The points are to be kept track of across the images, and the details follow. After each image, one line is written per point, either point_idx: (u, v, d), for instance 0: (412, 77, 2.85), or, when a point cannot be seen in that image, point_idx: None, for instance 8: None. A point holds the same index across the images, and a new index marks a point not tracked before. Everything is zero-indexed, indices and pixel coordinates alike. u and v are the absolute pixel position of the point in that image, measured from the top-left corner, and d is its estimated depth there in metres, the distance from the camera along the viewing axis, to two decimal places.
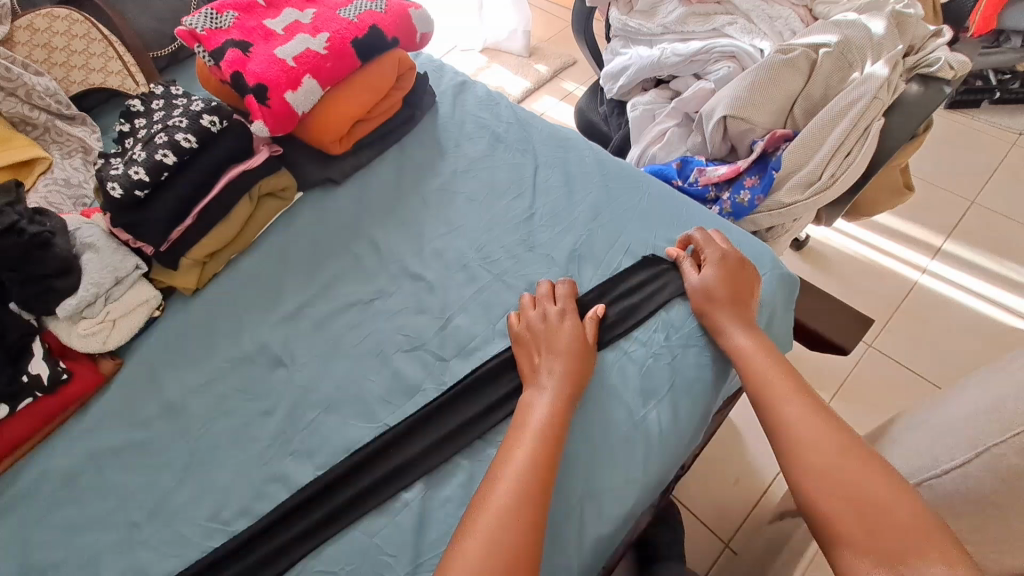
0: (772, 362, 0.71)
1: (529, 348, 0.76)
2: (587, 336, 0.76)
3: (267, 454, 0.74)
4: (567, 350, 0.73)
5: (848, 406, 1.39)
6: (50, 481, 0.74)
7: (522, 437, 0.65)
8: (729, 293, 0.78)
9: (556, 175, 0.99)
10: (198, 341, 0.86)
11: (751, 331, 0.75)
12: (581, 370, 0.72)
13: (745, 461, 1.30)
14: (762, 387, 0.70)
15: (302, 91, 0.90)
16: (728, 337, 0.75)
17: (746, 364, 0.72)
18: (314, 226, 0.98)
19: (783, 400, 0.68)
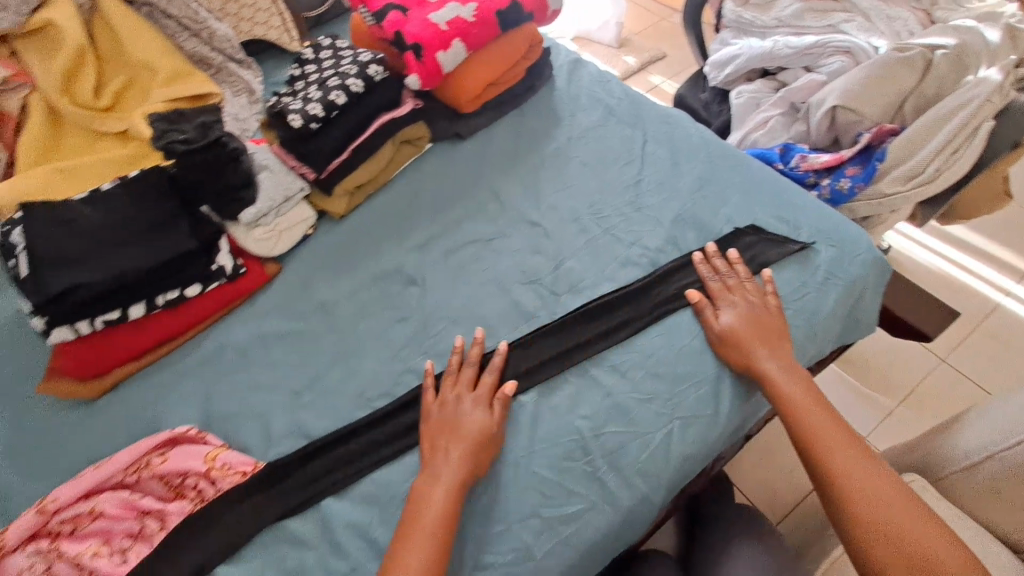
0: (821, 403, 0.75)
1: (436, 426, 0.76)
2: (493, 421, 0.76)
3: (404, 352, 0.88)
4: (472, 441, 0.73)
5: (911, 414, 1.42)
6: (228, 352, 0.91)
7: (420, 532, 0.66)
8: (751, 334, 0.81)
9: (663, 148, 1.08)
10: (343, 257, 1.00)
11: (791, 373, 0.78)
12: (481, 458, 0.73)
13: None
14: (808, 428, 0.73)
15: (450, 52, 1.03)
16: (771, 379, 0.78)
17: (793, 406, 0.75)
18: (443, 172, 1.10)
19: (834, 441, 0.71)
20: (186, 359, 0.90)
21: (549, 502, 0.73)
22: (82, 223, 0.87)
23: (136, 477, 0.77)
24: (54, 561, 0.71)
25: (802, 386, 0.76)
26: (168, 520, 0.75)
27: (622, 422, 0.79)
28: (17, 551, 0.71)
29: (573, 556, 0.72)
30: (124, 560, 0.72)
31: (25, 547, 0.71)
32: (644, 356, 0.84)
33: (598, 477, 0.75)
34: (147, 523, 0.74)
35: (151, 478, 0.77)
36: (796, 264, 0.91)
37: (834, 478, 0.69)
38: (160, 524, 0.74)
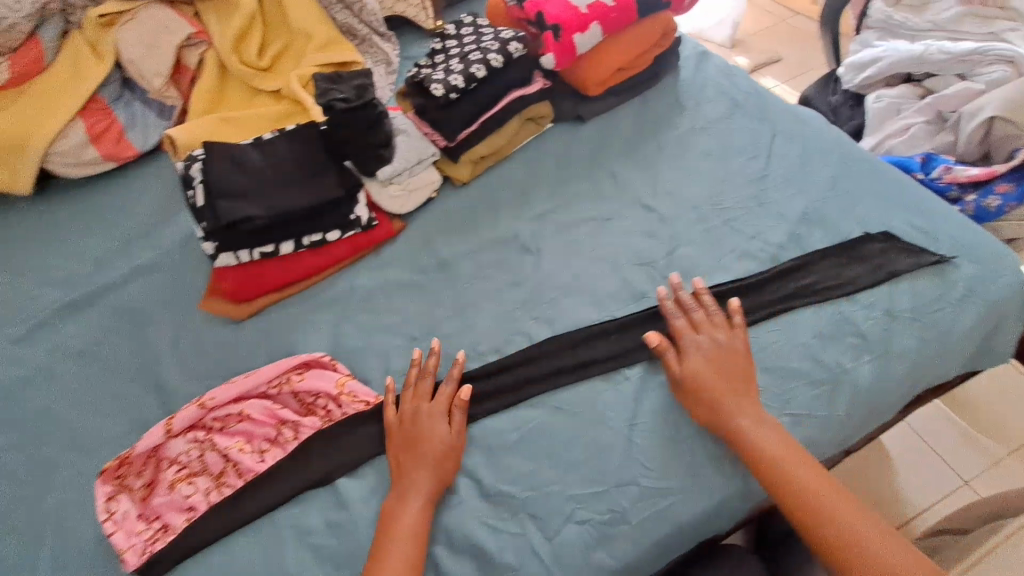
0: (802, 460, 0.72)
1: (400, 437, 0.80)
2: (450, 436, 0.79)
3: (516, 314, 0.93)
4: (431, 453, 0.77)
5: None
6: (357, 294, 1.00)
7: (390, 544, 0.70)
8: (728, 379, 0.78)
9: (792, 146, 1.06)
10: (464, 221, 1.07)
11: (770, 426, 0.75)
12: (444, 470, 0.77)
13: (889, 484, 1.28)
14: (801, 493, 0.70)
15: (588, 34, 1.06)
16: (752, 433, 0.74)
17: (783, 467, 0.71)
18: (563, 151, 1.14)
19: (832, 506, 0.69)
20: (320, 296, 1.00)
21: (649, 473, 0.76)
22: (251, 162, 0.99)
23: (277, 390, 0.88)
24: (209, 448, 0.83)
25: (782, 443, 0.73)
26: (301, 431, 0.84)
27: None
28: (182, 436, 0.84)
29: (667, 528, 0.74)
30: (264, 458, 0.82)
31: (189, 433, 0.84)
32: (757, 348, 0.84)
33: (700, 458, 0.77)
34: (284, 430, 0.84)
35: (289, 393, 0.87)
36: (931, 275, 0.88)
37: (832, 541, 0.67)
38: (294, 433, 0.84)
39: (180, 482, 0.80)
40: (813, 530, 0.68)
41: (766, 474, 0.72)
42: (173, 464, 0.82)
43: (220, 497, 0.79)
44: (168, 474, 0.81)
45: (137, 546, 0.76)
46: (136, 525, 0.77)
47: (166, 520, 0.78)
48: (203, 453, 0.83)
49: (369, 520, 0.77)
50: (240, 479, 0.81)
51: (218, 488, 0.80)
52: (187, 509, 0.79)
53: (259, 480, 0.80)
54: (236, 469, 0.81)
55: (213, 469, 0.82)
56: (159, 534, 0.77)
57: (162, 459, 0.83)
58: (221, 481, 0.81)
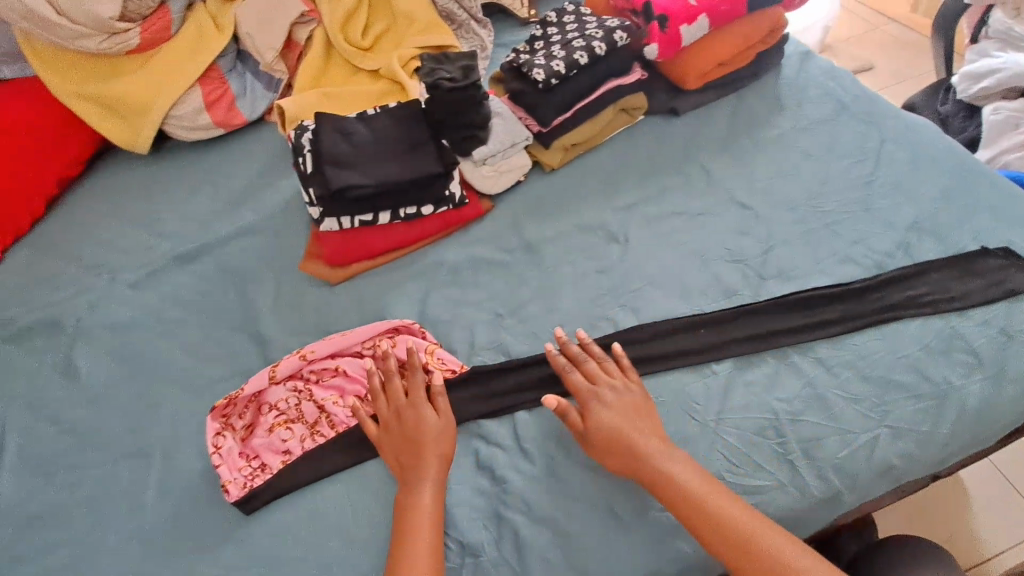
0: (713, 489, 0.70)
1: (391, 437, 0.80)
2: (432, 430, 0.79)
3: (602, 300, 0.94)
4: (428, 442, 0.78)
5: None
6: (444, 268, 1.03)
7: (412, 540, 0.70)
8: (637, 411, 0.77)
9: (902, 152, 1.01)
10: (552, 206, 1.08)
11: (683, 462, 0.72)
12: (437, 462, 0.77)
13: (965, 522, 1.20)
14: (731, 525, 0.67)
15: (694, 26, 1.07)
16: (668, 474, 0.71)
17: (694, 501, 0.69)
18: (654, 144, 1.13)
19: (750, 534, 0.66)
20: (409, 267, 1.04)
21: (735, 470, 0.75)
22: (359, 135, 1.04)
23: (370, 350, 0.93)
24: (306, 398, 0.90)
25: (699, 478, 0.71)
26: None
27: (821, 414, 0.77)
28: (282, 383, 0.91)
29: None
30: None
31: (288, 382, 0.91)
32: (857, 356, 0.81)
33: (790, 460, 0.75)
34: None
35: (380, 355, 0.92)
36: None
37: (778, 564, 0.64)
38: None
39: (278, 427, 0.88)
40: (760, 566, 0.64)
41: (692, 516, 0.68)
42: (273, 409, 0.90)
43: (313, 445, 0.87)
44: (268, 418, 0.89)
45: (240, 479, 0.85)
46: (238, 461, 0.86)
47: (264, 460, 0.86)
48: (300, 402, 0.90)
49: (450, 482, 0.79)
50: (332, 430, 0.88)
51: (311, 436, 0.87)
52: (284, 452, 0.87)
53: (350, 433, 0.87)
54: (328, 421, 0.88)
55: (308, 418, 0.89)
56: (258, 471, 0.85)
57: (263, 403, 0.91)
58: (314, 430, 0.88)
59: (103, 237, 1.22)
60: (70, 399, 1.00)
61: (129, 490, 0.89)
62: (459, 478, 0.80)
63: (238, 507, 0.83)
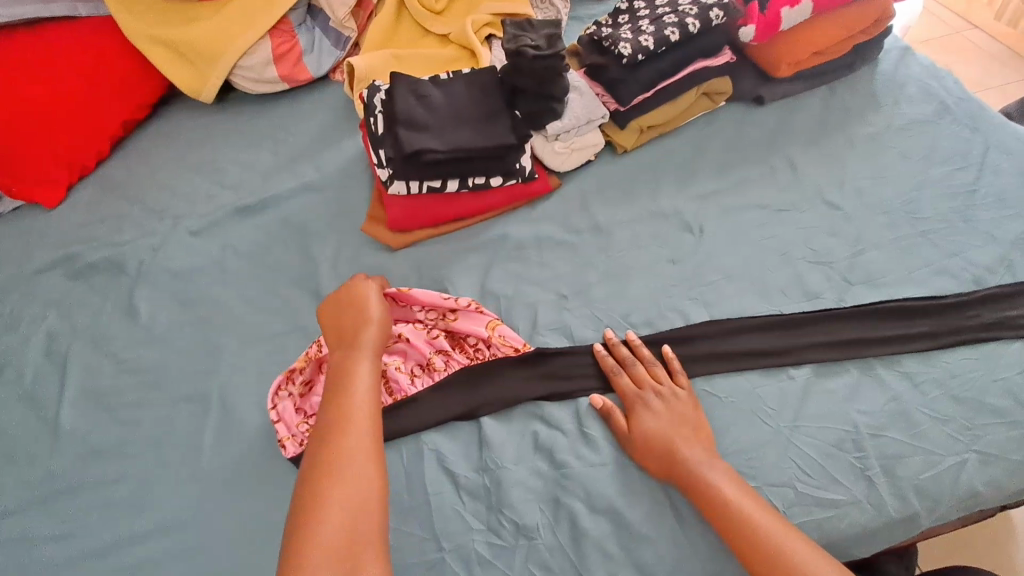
0: (748, 499, 0.68)
1: (334, 313, 0.85)
2: (368, 313, 0.82)
3: (672, 290, 0.90)
4: (364, 324, 0.81)
5: None
6: (508, 243, 1.00)
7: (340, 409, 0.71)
8: (684, 417, 0.75)
9: (1010, 163, 0.94)
10: (623, 189, 1.04)
11: (723, 468, 0.70)
12: (371, 339, 0.79)
13: (1011, 558, 1.13)
14: (763, 536, 0.64)
15: (796, 9, 1.02)
16: (712, 481, 0.69)
17: (730, 508, 0.67)
18: (735, 133, 1.08)
19: (779, 544, 0.63)
20: (472, 239, 1.02)
21: (808, 480, 0.71)
22: (433, 99, 1.01)
23: (428, 317, 0.90)
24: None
25: (739, 488, 0.68)
26: (449, 364, 0.87)
27: (906, 430, 0.73)
28: None
29: (822, 540, 0.70)
30: (413, 382, 0.86)
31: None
32: (948, 374, 0.76)
33: (868, 476, 0.71)
34: (435, 361, 0.86)
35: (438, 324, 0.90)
36: None
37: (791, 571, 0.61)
38: (443, 365, 0.86)
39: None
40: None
41: (724, 522, 0.66)
42: None
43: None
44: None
45: (297, 436, 0.85)
46: (296, 418, 0.87)
47: None
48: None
49: (507, 459, 0.78)
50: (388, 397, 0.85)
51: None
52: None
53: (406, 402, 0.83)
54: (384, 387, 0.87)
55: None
56: None
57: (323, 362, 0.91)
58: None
59: (166, 182, 1.22)
60: (130, 339, 1.01)
61: (185, 434, 0.90)
62: (516, 457, 0.78)
63: (294, 463, 0.84)
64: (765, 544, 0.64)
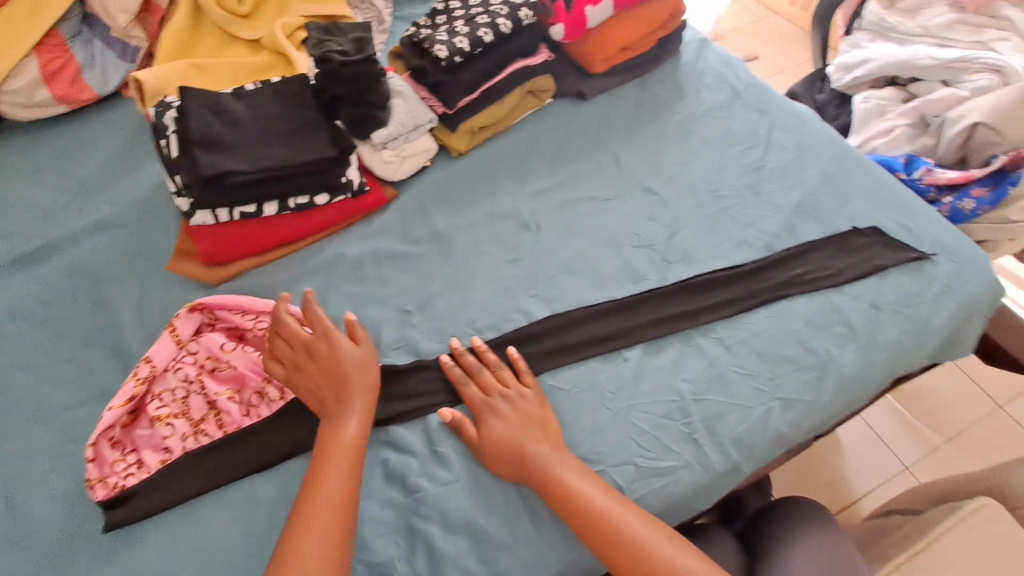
0: (604, 492, 0.70)
1: (305, 366, 0.77)
2: (347, 353, 0.77)
3: (514, 290, 0.91)
4: (348, 372, 0.76)
5: (959, 454, 1.38)
6: (343, 262, 0.94)
7: (325, 470, 0.68)
8: (535, 418, 0.76)
9: (789, 139, 1.08)
10: (459, 192, 1.03)
11: (572, 462, 0.72)
12: (361, 388, 0.75)
13: (841, 471, 1.36)
14: (609, 521, 0.67)
15: (599, 7, 1.06)
16: (564, 475, 0.70)
17: (583, 503, 0.68)
18: (563, 127, 1.11)
19: (630, 532, 0.67)
20: (303, 263, 0.94)
21: (645, 454, 0.76)
22: (236, 115, 0.91)
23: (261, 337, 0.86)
24: (196, 390, 0.81)
25: (591, 483, 0.70)
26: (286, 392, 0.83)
27: (723, 392, 0.81)
28: (172, 372, 0.82)
29: (661, 508, 0.75)
30: (248, 414, 0.81)
31: (179, 369, 0.82)
32: (752, 334, 0.85)
33: (695, 439, 0.78)
34: (269, 390, 0.83)
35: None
36: (913, 272, 0.91)
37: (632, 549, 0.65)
38: (279, 394, 0.83)
39: (160, 422, 0.79)
40: (622, 555, 0.65)
41: (574, 514, 0.68)
42: (155, 399, 0.80)
43: (196, 445, 0.79)
44: (151, 408, 0.80)
45: (110, 477, 0.76)
46: (112, 455, 0.77)
47: (141, 457, 0.78)
48: (188, 395, 0.81)
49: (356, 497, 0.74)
50: (219, 430, 0.80)
51: (195, 434, 0.80)
52: (163, 451, 0.78)
53: (240, 435, 0.80)
54: (216, 419, 0.81)
55: (194, 413, 0.81)
56: (132, 469, 0.76)
57: (149, 391, 0.81)
58: (199, 428, 0.80)
59: None
60: None
61: None
62: (365, 493, 0.74)
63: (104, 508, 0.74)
64: (614, 537, 0.66)
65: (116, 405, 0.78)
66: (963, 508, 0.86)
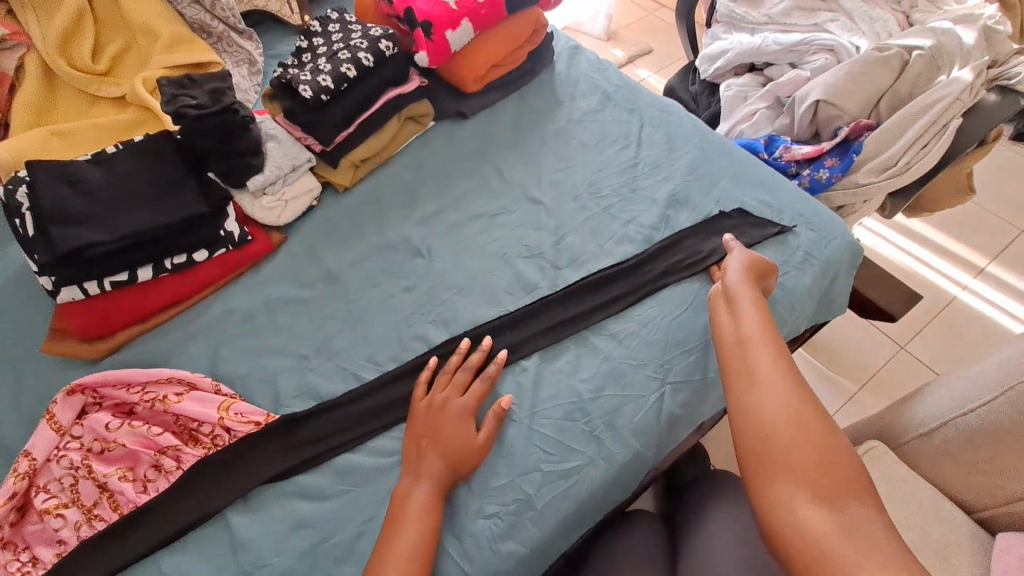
0: (768, 335, 0.74)
1: (429, 430, 0.78)
2: (474, 438, 0.77)
3: (411, 318, 0.92)
4: (455, 451, 0.75)
5: (870, 398, 1.49)
6: (234, 316, 0.91)
7: (398, 534, 0.68)
8: (748, 269, 0.87)
9: (658, 133, 1.14)
10: (348, 227, 1.02)
11: (752, 292, 0.81)
12: (459, 468, 0.75)
13: None
14: (753, 361, 0.71)
15: (459, 30, 1.08)
16: (738, 292, 0.82)
17: (735, 321, 0.78)
18: (447, 149, 1.13)
19: (764, 359, 0.71)
20: (191, 323, 0.91)
21: (550, 458, 0.79)
22: (93, 182, 0.88)
23: (150, 408, 0.80)
24: (84, 475, 0.76)
25: (754, 310, 0.77)
26: (183, 460, 0.78)
27: (617, 385, 0.85)
28: (58, 460, 0.77)
29: (572, 506, 0.77)
30: (144, 490, 0.76)
31: (63, 456, 0.77)
32: (640, 325, 0.90)
33: (596, 437, 0.81)
34: (164, 460, 0.77)
35: (165, 413, 0.80)
36: (777, 244, 0.98)
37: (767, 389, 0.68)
38: (175, 463, 0.77)
39: (48, 515, 0.74)
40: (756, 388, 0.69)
41: (734, 335, 0.76)
42: (42, 491, 0.75)
43: (92, 531, 0.74)
44: (37, 502, 0.74)
45: None
46: (3, 555, 0.72)
47: (36, 553, 0.73)
48: (77, 482, 0.76)
49: (267, 553, 0.72)
50: (114, 512, 0.75)
51: (89, 520, 0.74)
52: (58, 543, 0.73)
53: (135, 515, 0.74)
54: (110, 501, 0.76)
55: (86, 500, 0.76)
56: (29, 566, 0.72)
57: (34, 484, 0.76)
58: (92, 514, 0.75)
59: None
60: None
61: None
62: (275, 548, 0.73)
63: None
64: (743, 355, 0.73)
65: None
66: None
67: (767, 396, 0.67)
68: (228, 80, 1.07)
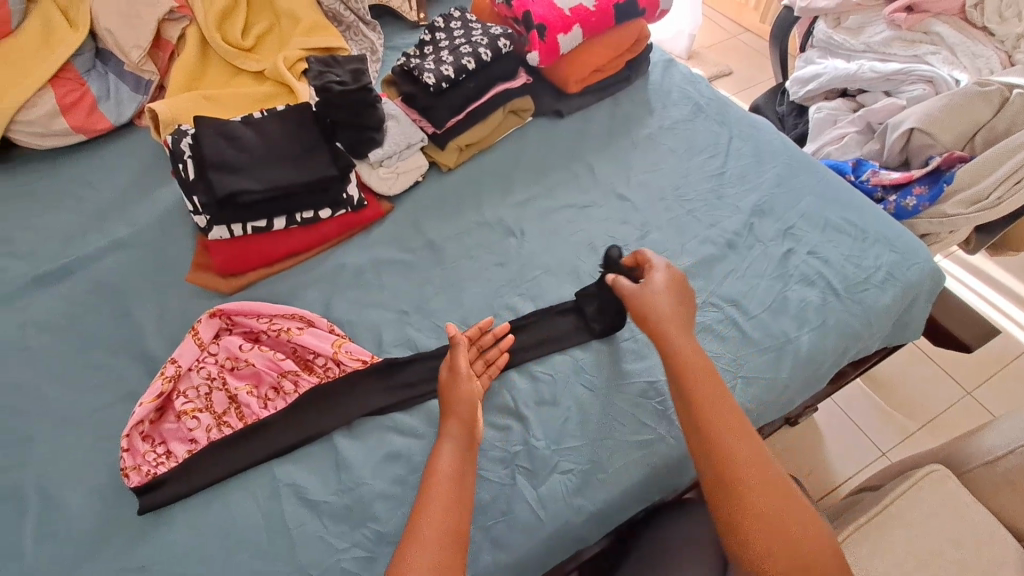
0: (726, 418, 0.75)
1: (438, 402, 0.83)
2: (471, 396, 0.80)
3: (503, 290, 1.01)
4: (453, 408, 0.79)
5: (928, 437, 1.47)
6: (346, 272, 1.03)
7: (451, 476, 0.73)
8: (668, 304, 0.85)
9: (747, 147, 1.19)
10: (450, 204, 1.12)
11: (688, 349, 0.81)
12: (464, 422, 0.78)
13: (821, 456, 1.44)
14: (717, 445, 0.73)
15: (570, 35, 1.18)
16: (668, 345, 0.81)
17: (691, 400, 0.77)
18: (543, 143, 1.22)
19: (729, 450, 0.72)
20: (310, 272, 1.03)
21: (623, 429, 0.85)
22: (246, 140, 1.01)
23: (276, 337, 0.93)
24: (219, 386, 0.88)
25: (699, 374, 0.78)
26: (300, 385, 0.89)
27: None
28: (196, 371, 0.90)
29: (638, 476, 0.84)
30: (266, 406, 0.87)
31: (203, 367, 0.90)
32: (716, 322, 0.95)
33: (667, 414, 0.87)
34: (285, 383, 0.89)
35: (288, 342, 0.92)
36: (858, 262, 1.01)
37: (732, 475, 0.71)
38: (293, 386, 0.89)
39: (186, 415, 0.86)
40: (725, 472, 0.71)
41: (692, 410, 0.76)
42: (181, 396, 0.88)
43: (220, 435, 0.85)
44: (178, 404, 0.87)
45: (143, 465, 0.82)
46: (143, 446, 0.83)
47: (170, 448, 0.85)
48: (211, 391, 0.88)
49: (366, 474, 0.82)
50: (240, 421, 0.86)
51: (218, 425, 0.86)
52: (190, 441, 0.85)
53: (256, 426, 0.85)
54: (237, 411, 0.88)
55: (216, 407, 0.88)
56: (163, 458, 0.83)
57: (176, 389, 0.88)
58: (222, 420, 0.87)
59: None
60: None
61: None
62: (374, 471, 0.83)
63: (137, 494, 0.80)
64: (708, 444, 0.74)
65: (146, 401, 0.85)
66: (914, 475, 0.93)
67: (735, 480, 0.70)
68: (360, 66, 1.20)
